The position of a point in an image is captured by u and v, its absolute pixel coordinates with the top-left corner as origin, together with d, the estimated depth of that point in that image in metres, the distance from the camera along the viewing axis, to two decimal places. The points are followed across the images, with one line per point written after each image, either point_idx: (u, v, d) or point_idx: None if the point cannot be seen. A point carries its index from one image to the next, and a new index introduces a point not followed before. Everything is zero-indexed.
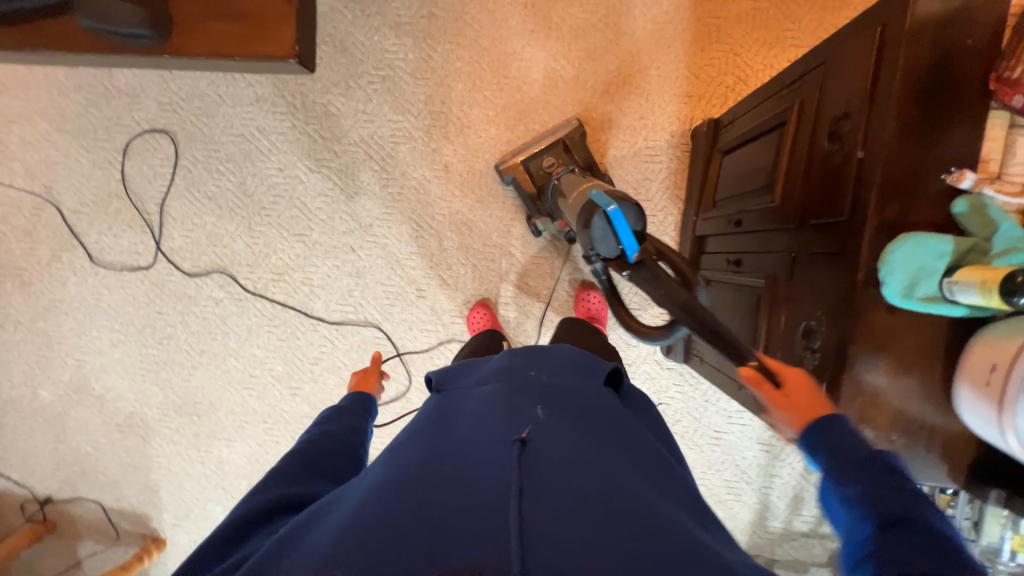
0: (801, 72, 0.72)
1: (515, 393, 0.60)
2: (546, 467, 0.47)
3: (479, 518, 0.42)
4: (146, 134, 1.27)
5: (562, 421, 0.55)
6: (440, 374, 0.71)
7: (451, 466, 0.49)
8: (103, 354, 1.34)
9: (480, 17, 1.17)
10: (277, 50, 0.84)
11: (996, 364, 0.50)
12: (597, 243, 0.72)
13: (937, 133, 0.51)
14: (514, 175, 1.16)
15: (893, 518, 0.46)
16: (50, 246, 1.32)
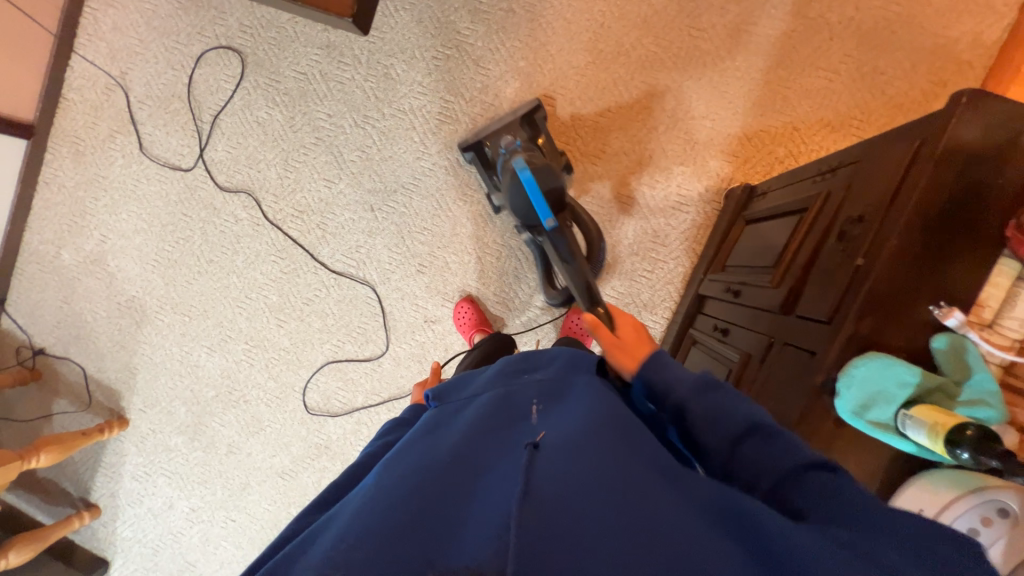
0: (837, 165, 0.71)
1: (512, 401, 0.60)
2: (553, 468, 0.47)
3: (483, 527, 0.43)
4: (221, 50, 1.34)
5: (559, 425, 0.55)
6: (437, 390, 0.67)
7: (457, 477, 0.50)
8: (126, 237, 1.43)
9: (555, 24, 1.18)
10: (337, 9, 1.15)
11: (922, 512, 0.53)
12: (516, 203, 0.94)
13: (937, 263, 0.51)
14: (473, 151, 1.16)
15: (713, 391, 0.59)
16: (110, 125, 1.41)
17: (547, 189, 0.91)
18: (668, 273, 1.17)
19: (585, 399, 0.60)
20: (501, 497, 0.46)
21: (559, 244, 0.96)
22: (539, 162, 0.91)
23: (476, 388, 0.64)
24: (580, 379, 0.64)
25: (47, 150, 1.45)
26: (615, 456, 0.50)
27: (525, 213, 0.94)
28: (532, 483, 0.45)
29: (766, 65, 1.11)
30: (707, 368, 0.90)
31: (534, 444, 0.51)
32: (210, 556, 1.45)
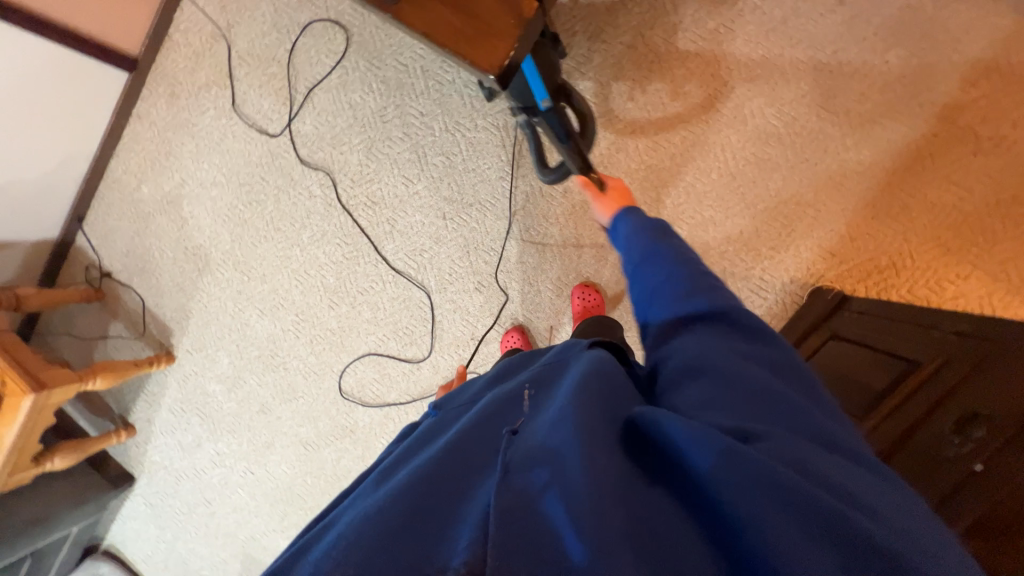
0: (962, 330, 0.66)
1: (503, 395, 0.58)
2: (535, 449, 0.45)
3: (468, 515, 0.42)
4: (328, 22, 1.32)
5: (542, 407, 0.53)
6: (441, 401, 0.71)
7: (445, 466, 0.48)
8: (203, 186, 1.47)
9: (675, 72, 1.11)
10: (481, 61, 0.72)
11: None
12: (515, 87, 0.88)
13: None
14: None
15: (662, 230, 0.69)
16: (207, 75, 1.43)
17: (546, 70, 0.87)
18: None
19: (571, 374, 0.57)
20: (490, 486, 0.44)
21: (557, 120, 0.87)
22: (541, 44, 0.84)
23: (469, 396, 0.67)
24: (564, 359, 0.62)
25: (144, 86, 1.48)
26: (593, 423, 0.46)
27: (522, 96, 0.88)
28: (513, 469, 0.43)
29: (893, 167, 1.03)
30: None
31: (513, 433, 0.49)
32: (225, 499, 1.54)
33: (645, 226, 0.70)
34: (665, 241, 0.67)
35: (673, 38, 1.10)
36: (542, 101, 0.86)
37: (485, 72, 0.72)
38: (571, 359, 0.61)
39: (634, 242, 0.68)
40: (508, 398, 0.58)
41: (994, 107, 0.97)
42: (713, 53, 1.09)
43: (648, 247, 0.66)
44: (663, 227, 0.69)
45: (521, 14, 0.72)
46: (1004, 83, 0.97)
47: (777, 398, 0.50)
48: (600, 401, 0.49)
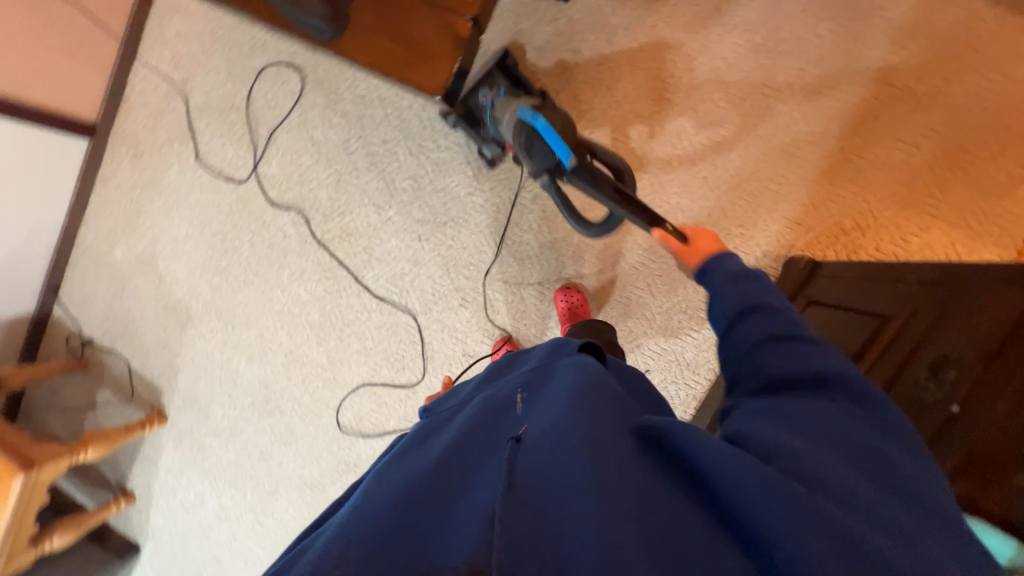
0: (923, 279, 0.68)
1: (494, 400, 0.57)
2: (541, 460, 0.45)
3: (469, 519, 0.41)
4: (282, 65, 1.34)
5: (537, 410, 0.53)
6: (432, 405, 0.70)
7: (443, 473, 0.48)
8: (177, 241, 1.46)
9: (623, 70, 1.15)
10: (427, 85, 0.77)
11: None
12: (534, 156, 0.78)
13: None
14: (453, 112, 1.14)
15: (749, 275, 0.65)
16: (168, 131, 1.43)
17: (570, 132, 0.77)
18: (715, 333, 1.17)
19: (566, 374, 0.56)
20: (486, 489, 0.44)
21: (590, 176, 0.72)
22: (554, 113, 0.78)
23: (458, 399, 0.66)
24: (557, 359, 0.61)
25: (106, 150, 1.48)
26: (593, 432, 0.47)
27: (544, 159, 0.77)
28: (520, 479, 0.43)
29: (842, 132, 1.06)
30: None
31: (516, 440, 0.48)
32: (235, 554, 1.50)
33: (739, 275, 0.65)
34: (752, 285, 0.63)
35: (616, 38, 1.14)
36: (566, 157, 0.73)
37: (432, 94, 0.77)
38: (563, 360, 0.60)
39: (721, 289, 0.65)
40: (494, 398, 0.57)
41: (925, 65, 1.02)
42: (656, 47, 1.13)
43: (742, 297, 0.63)
44: (756, 275, 0.65)
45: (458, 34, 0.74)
46: (931, 41, 1.01)
47: (848, 442, 0.50)
48: (598, 409, 0.50)
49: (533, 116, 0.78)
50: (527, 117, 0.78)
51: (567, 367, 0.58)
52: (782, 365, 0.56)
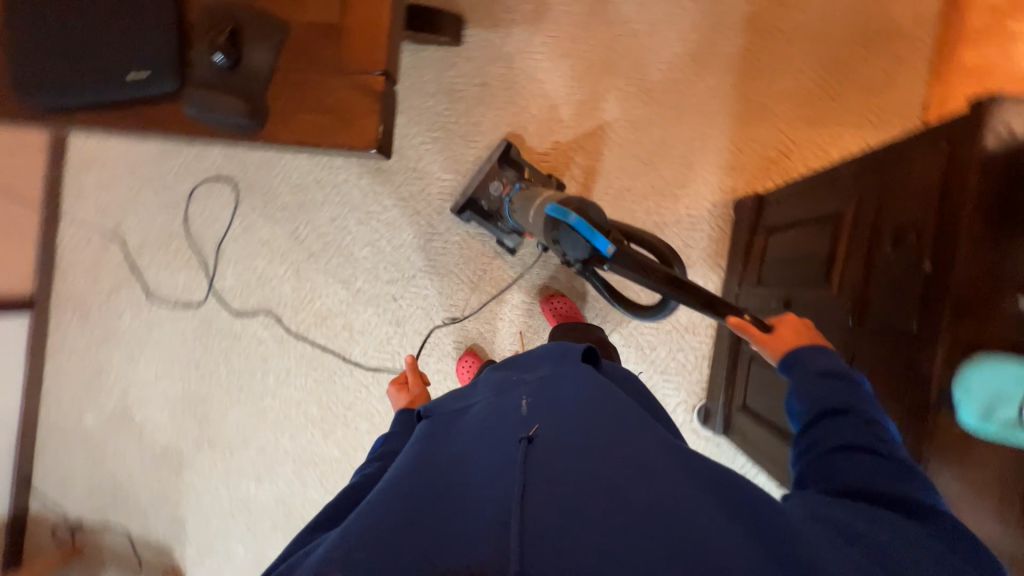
0: (856, 170, 0.73)
1: (500, 407, 0.59)
2: (551, 465, 0.48)
3: (485, 518, 0.44)
4: (211, 181, 1.35)
5: (546, 413, 0.56)
6: (427, 404, 0.69)
7: (457, 481, 0.50)
8: (149, 385, 1.39)
9: (530, 87, 1.23)
10: (352, 139, 0.65)
11: None
12: (568, 250, 0.75)
13: (1011, 245, 0.52)
14: (469, 209, 1.21)
15: (842, 372, 0.60)
16: (111, 279, 1.40)
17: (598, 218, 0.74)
18: (701, 291, 1.18)
19: (577, 385, 0.61)
20: (494, 492, 0.46)
21: (634, 261, 0.71)
22: (581, 203, 0.75)
23: (457, 400, 0.67)
24: (563, 367, 0.64)
25: (50, 319, 1.41)
26: (604, 452, 0.49)
27: (580, 252, 0.74)
28: (532, 483, 0.45)
29: (737, 80, 1.17)
30: (774, 385, 0.89)
31: (528, 439, 0.50)
32: None
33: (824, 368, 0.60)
34: (840, 386, 0.58)
35: (515, 62, 1.23)
36: (605, 248, 0.72)
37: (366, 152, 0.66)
38: (570, 370, 0.63)
39: (805, 390, 0.60)
40: (503, 401, 0.60)
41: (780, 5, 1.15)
42: (552, 59, 1.22)
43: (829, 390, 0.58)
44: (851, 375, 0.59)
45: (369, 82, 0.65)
46: None
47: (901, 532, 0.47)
48: (611, 424, 0.54)
49: (564, 213, 0.73)
50: (557, 212, 0.74)
51: (573, 380, 0.62)
52: (858, 475, 0.51)
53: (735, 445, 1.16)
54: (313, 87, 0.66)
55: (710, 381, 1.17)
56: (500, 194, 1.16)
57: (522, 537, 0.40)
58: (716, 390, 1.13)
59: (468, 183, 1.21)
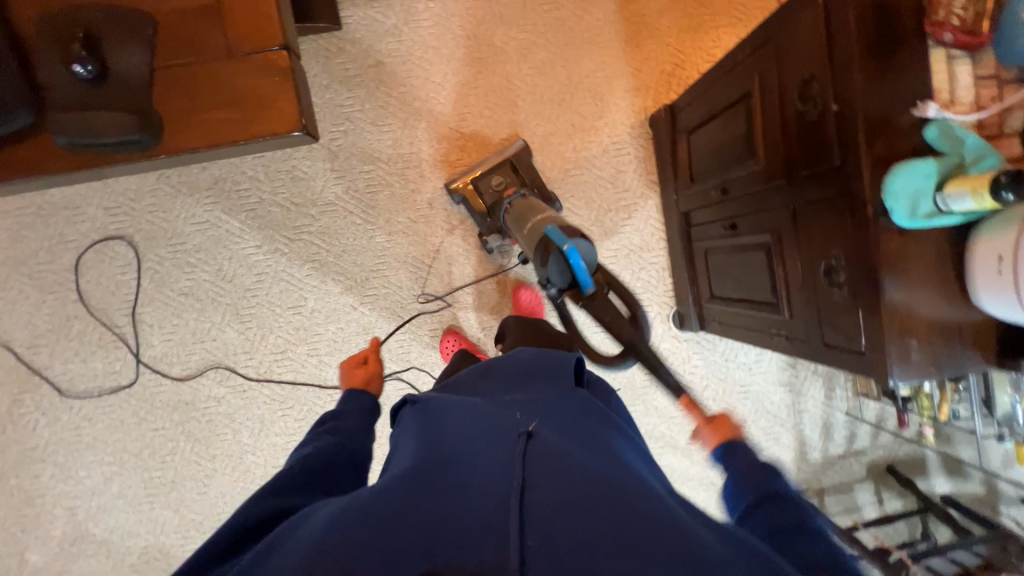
0: (751, 49, 0.81)
1: (499, 407, 0.58)
2: (546, 459, 0.46)
3: (483, 509, 0.42)
4: (98, 245, 1.17)
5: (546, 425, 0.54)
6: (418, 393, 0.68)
7: (453, 468, 0.49)
8: (100, 493, 1.20)
9: (427, 56, 1.20)
10: (271, 127, 0.59)
11: (1002, 256, 0.56)
12: (553, 275, 0.89)
13: (895, 65, 0.60)
14: (463, 194, 1.17)
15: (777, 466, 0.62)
16: (7, 391, 1.17)
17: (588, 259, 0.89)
18: (644, 209, 1.25)
19: (574, 406, 0.61)
20: (492, 483, 0.44)
21: (598, 304, 0.94)
22: (579, 235, 0.87)
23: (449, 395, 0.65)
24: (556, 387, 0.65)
25: None
26: (601, 464, 0.48)
27: (565, 280, 0.89)
28: (530, 479, 0.44)
29: (617, 4, 1.22)
30: (735, 265, 0.97)
31: (527, 434, 0.49)
32: None
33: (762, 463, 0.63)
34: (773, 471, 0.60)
35: (403, 34, 1.19)
36: (585, 284, 0.89)
37: (289, 137, 0.60)
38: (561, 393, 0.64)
39: (744, 471, 0.62)
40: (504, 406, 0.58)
41: None
42: (440, 23, 1.20)
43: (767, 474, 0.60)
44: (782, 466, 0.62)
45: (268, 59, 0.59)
46: None
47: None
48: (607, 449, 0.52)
49: (562, 240, 0.85)
50: (558, 237, 0.86)
51: (568, 401, 0.62)
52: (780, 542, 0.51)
53: (713, 337, 1.26)
54: (208, 80, 0.59)
55: (675, 288, 1.25)
56: (499, 190, 1.16)
57: (522, 537, 0.38)
58: (684, 292, 1.21)
59: (473, 174, 1.18)
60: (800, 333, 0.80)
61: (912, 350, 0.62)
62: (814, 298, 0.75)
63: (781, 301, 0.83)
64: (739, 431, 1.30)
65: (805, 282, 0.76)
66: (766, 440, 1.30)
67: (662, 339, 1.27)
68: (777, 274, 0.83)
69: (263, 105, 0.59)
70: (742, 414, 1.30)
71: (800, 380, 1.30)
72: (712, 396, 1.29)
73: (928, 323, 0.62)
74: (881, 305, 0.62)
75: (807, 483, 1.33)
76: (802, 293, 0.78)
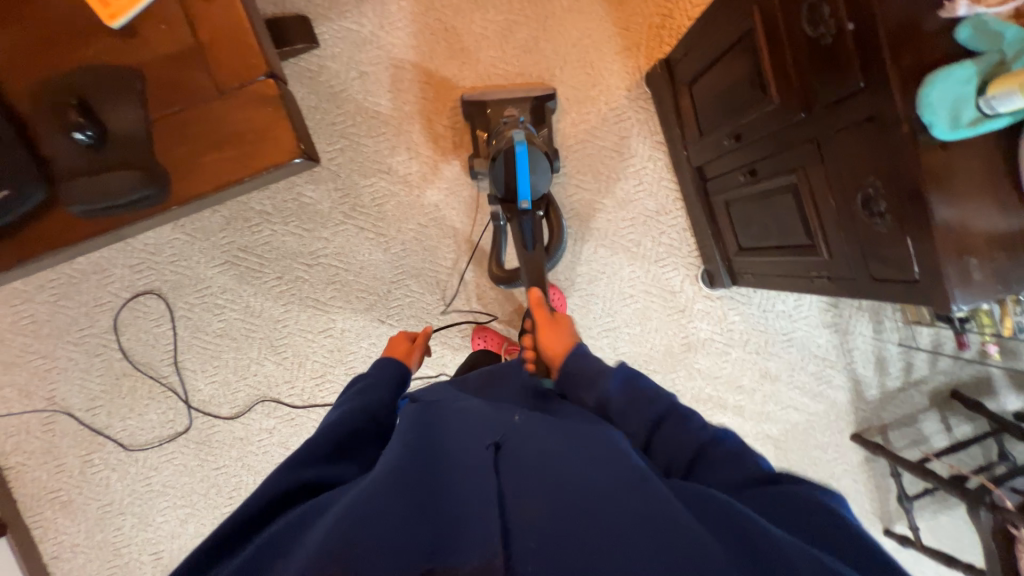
0: None
1: (486, 417, 0.62)
2: (524, 467, 0.49)
3: (478, 519, 0.43)
4: (131, 302, 1.20)
5: (535, 436, 0.55)
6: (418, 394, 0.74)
7: (446, 474, 0.51)
8: (179, 535, 1.26)
9: (408, 56, 1.18)
10: (273, 159, 0.58)
11: None
12: (497, 173, 0.98)
13: None
14: (472, 105, 1.13)
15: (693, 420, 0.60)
16: (77, 454, 1.23)
17: (534, 175, 0.98)
18: (655, 172, 1.21)
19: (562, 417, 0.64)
20: (480, 493, 0.46)
21: (528, 224, 1.00)
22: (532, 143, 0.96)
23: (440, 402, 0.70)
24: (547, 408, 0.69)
25: (33, 529, 1.23)
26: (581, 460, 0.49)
27: (507, 182, 0.97)
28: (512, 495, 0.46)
29: None
30: (761, 211, 0.93)
31: (496, 447, 0.53)
32: None
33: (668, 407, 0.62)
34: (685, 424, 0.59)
35: (381, 39, 1.17)
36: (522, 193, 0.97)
37: (293, 167, 0.60)
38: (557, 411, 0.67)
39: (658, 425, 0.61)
40: (499, 421, 0.60)
41: None
42: (416, 20, 1.17)
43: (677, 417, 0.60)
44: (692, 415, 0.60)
45: (257, 92, 0.58)
46: None
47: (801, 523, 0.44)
48: (588, 439, 0.55)
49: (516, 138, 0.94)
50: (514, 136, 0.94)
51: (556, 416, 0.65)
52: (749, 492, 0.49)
53: (746, 290, 1.22)
54: (205, 121, 0.58)
55: (699, 246, 1.22)
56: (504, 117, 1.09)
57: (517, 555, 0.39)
58: (709, 249, 1.17)
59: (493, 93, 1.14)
60: (843, 272, 0.77)
61: (973, 270, 0.59)
62: (854, 232, 0.71)
63: (816, 242, 0.79)
64: (788, 381, 1.27)
65: (840, 218, 0.73)
66: (818, 385, 1.26)
67: (694, 300, 1.23)
68: (808, 215, 0.79)
69: (260, 137, 0.58)
70: (788, 363, 1.26)
71: (845, 319, 1.25)
72: (755, 349, 1.25)
73: (987, 238, 0.58)
74: (931, 227, 0.58)
75: (867, 423, 1.29)
76: (840, 230, 0.74)
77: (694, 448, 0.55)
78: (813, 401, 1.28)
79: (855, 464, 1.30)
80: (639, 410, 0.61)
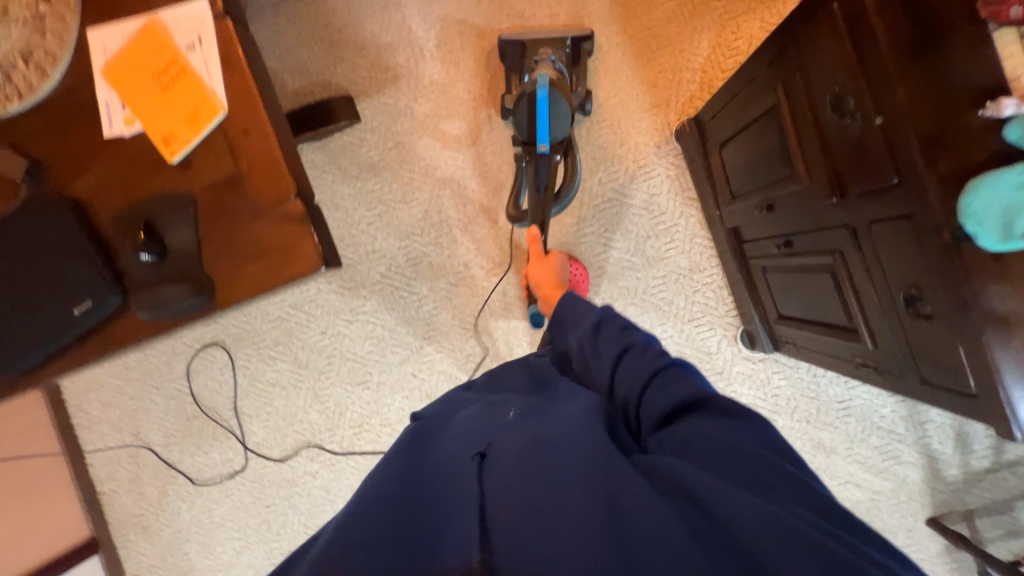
0: (770, 57, 0.72)
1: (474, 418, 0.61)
2: (499, 470, 0.49)
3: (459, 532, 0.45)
4: (200, 352, 1.36)
5: (511, 429, 0.55)
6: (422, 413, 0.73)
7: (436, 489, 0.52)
8: (234, 565, 1.38)
9: (441, 126, 1.25)
10: (299, 269, 0.65)
11: None
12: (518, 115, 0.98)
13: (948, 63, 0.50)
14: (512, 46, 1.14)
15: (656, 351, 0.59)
16: (155, 484, 1.40)
17: (555, 120, 0.97)
18: (687, 229, 1.16)
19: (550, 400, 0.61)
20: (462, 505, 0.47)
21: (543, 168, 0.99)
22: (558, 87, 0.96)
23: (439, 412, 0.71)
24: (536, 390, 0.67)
25: (119, 548, 1.41)
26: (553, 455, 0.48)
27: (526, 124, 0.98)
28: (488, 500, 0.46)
29: (619, 26, 1.17)
30: (798, 284, 0.86)
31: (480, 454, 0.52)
32: None
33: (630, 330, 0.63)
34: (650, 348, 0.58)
35: (416, 111, 1.25)
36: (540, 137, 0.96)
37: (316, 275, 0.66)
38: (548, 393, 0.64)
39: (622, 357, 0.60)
40: (486, 422, 0.59)
41: None
42: (448, 92, 1.24)
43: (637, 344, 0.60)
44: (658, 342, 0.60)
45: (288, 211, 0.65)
46: None
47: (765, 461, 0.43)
48: (563, 426, 0.53)
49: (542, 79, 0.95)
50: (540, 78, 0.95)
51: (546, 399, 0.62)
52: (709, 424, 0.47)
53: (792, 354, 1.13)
54: (245, 237, 0.66)
55: (738, 306, 1.15)
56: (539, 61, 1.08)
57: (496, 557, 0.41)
58: (748, 311, 1.10)
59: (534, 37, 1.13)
60: (892, 366, 0.69)
61: None
62: (900, 328, 0.64)
63: (858, 328, 0.72)
64: (846, 454, 1.14)
65: (884, 310, 0.66)
66: (882, 461, 1.13)
67: (733, 363, 1.16)
68: (848, 300, 0.73)
69: (289, 249, 0.65)
70: (845, 434, 1.14)
71: None
72: (805, 417, 1.15)
73: None
74: (986, 342, 0.51)
75: (947, 507, 1.12)
76: (884, 322, 0.67)
77: (648, 374, 0.55)
78: (878, 478, 1.15)
79: (933, 553, 1.13)
80: (607, 346, 0.62)
